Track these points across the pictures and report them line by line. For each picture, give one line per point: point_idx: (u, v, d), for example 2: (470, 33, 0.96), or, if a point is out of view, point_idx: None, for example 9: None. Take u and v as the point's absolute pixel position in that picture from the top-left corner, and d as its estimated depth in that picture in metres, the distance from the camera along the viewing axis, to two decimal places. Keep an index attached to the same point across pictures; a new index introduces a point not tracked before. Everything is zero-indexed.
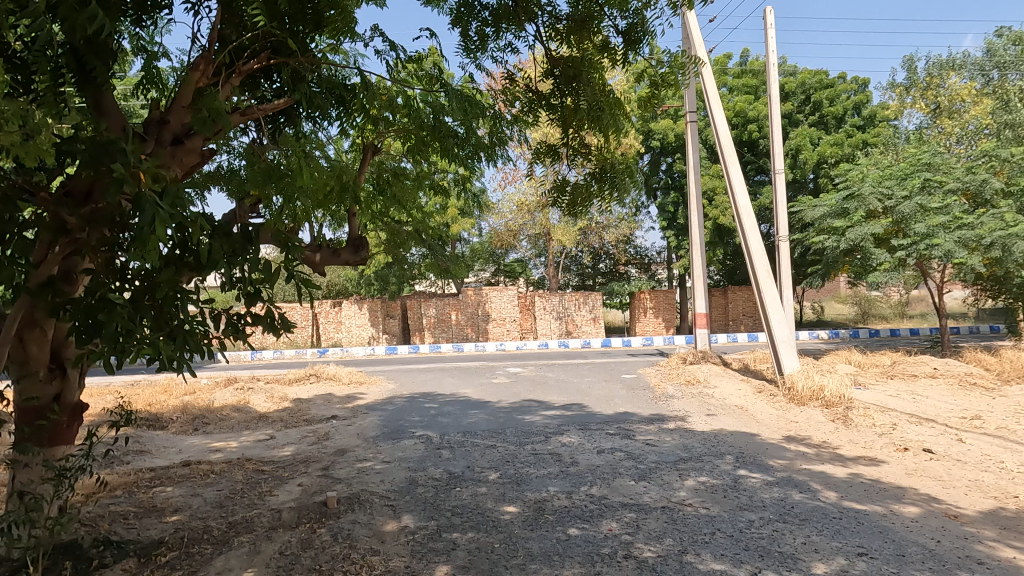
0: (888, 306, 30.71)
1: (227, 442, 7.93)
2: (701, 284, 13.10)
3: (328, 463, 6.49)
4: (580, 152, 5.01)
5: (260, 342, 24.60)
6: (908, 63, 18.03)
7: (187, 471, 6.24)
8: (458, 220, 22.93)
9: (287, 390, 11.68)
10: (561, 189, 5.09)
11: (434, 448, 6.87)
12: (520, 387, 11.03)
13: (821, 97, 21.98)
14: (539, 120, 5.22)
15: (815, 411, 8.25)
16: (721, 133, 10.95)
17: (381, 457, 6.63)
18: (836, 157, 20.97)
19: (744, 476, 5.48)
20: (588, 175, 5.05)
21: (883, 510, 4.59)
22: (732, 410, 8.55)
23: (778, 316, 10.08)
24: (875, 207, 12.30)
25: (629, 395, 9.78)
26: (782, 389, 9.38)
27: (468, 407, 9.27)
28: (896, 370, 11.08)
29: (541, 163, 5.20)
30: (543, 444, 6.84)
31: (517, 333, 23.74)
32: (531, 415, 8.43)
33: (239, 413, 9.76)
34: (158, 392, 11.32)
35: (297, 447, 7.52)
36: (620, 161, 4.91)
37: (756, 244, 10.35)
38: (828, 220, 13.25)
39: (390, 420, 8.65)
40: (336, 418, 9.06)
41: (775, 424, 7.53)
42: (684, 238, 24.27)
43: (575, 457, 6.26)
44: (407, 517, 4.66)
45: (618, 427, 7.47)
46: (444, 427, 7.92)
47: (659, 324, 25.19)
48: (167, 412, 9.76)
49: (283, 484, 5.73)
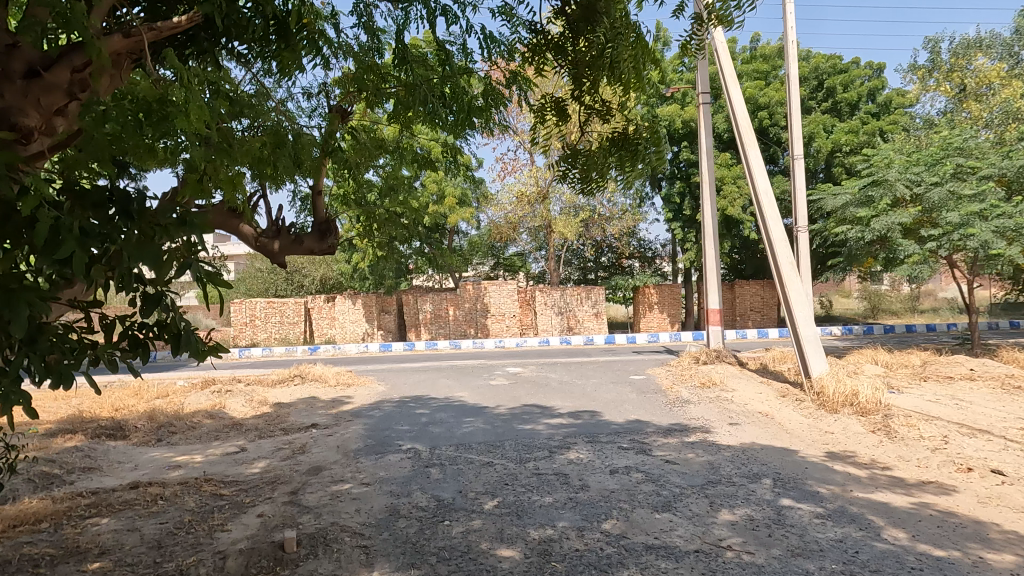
0: (897, 301, 29.93)
1: (191, 456, 7.03)
2: (714, 278, 12.19)
3: (299, 484, 5.59)
4: (593, 111, 4.08)
5: (251, 339, 23.75)
6: (932, 43, 17.05)
7: (133, 497, 5.34)
8: (456, 209, 22.13)
9: (267, 393, 10.77)
10: (571, 159, 4.22)
11: (422, 466, 5.99)
12: (520, 389, 10.13)
13: (835, 82, 21.10)
14: (547, 70, 4.30)
15: (851, 419, 7.37)
16: (738, 112, 9.98)
17: (360, 477, 5.74)
18: (851, 145, 19.99)
19: (790, 509, 4.59)
20: (602, 143, 4.20)
21: (970, 558, 3.72)
22: (757, 418, 7.70)
23: (803, 313, 9.14)
24: (903, 194, 11.35)
25: (641, 401, 8.89)
26: (810, 394, 8.48)
27: (463, 413, 8.39)
28: (928, 371, 10.19)
29: (542, 125, 4.34)
30: (547, 461, 5.97)
31: (517, 329, 22.73)
32: (533, 424, 7.54)
33: (211, 420, 8.86)
34: (128, 395, 10.47)
35: (268, 463, 6.63)
36: (645, 126, 4.07)
37: (779, 233, 9.42)
38: (851, 209, 12.36)
39: (376, 429, 7.77)
40: (317, 426, 8.17)
41: (810, 438, 6.63)
42: (690, 230, 23.34)
43: (584, 480, 5.36)
44: (381, 566, 3.78)
45: (634, 442, 6.58)
46: (435, 439, 7.03)
47: (664, 319, 24.30)
48: (133, 419, 8.90)
49: (241, 514, 4.83)
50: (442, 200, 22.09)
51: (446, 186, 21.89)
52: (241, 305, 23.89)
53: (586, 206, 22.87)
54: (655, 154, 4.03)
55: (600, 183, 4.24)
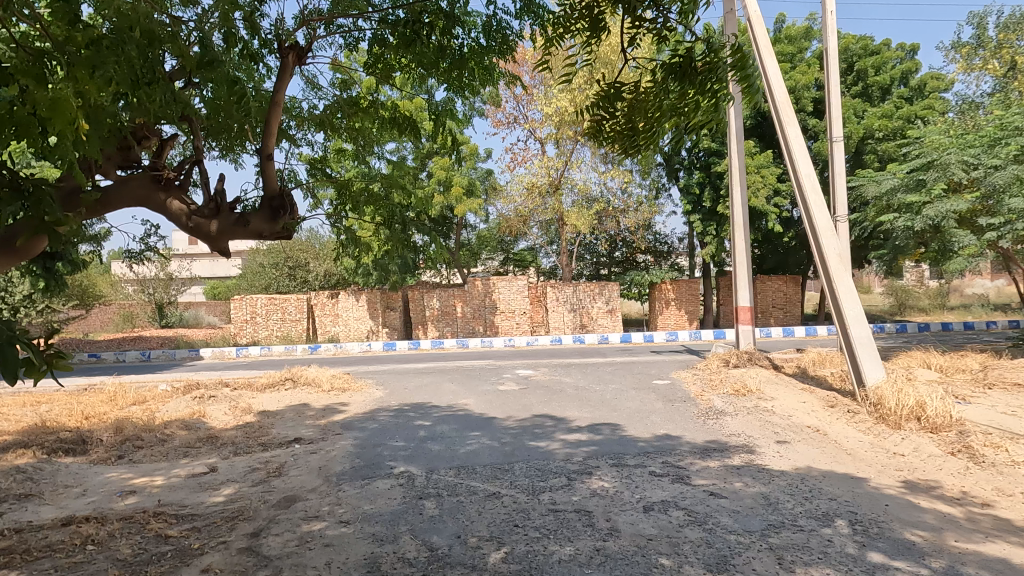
0: (926, 296, 28.66)
1: (150, 479, 6.06)
2: (745, 274, 11.16)
3: (264, 522, 4.60)
4: (646, 23, 3.33)
5: (251, 337, 22.90)
6: (977, 18, 15.79)
7: (59, 539, 4.36)
8: (463, 200, 20.93)
9: (253, 399, 9.82)
10: (612, 98, 3.72)
11: (415, 498, 4.97)
12: (532, 396, 9.10)
13: (866, 65, 19.87)
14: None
15: (922, 437, 6.26)
16: (774, 90, 8.72)
17: (339, 513, 4.72)
18: (885, 131, 18.77)
19: (886, 571, 3.50)
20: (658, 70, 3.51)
21: None
22: (808, 435, 6.62)
23: (853, 311, 8.00)
24: (959, 178, 10.20)
25: (669, 412, 7.83)
26: (865, 406, 7.37)
27: (467, 426, 7.36)
28: (990, 376, 9.05)
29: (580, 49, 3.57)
30: (567, 493, 4.94)
31: (528, 327, 21.75)
32: (547, 441, 6.51)
33: (185, 431, 7.91)
34: (101, 402, 9.58)
35: (236, 489, 5.65)
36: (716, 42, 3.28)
37: (824, 222, 8.32)
38: (899, 196, 11.25)
39: (366, 446, 6.76)
40: (300, 441, 7.17)
41: (878, 465, 5.54)
42: (710, 222, 22.18)
43: (612, 522, 4.31)
44: None
45: (668, 468, 5.50)
46: (433, 460, 6.00)
47: (682, 316, 23.22)
48: (100, 429, 8.00)
49: (181, 568, 3.83)
50: (449, 191, 21.03)
51: (452, 175, 20.91)
52: (241, 301, 23.03)
53: (599, 197, 21.86)
54: (712, 77, 3.31)
55: (651, 131, 3.71)
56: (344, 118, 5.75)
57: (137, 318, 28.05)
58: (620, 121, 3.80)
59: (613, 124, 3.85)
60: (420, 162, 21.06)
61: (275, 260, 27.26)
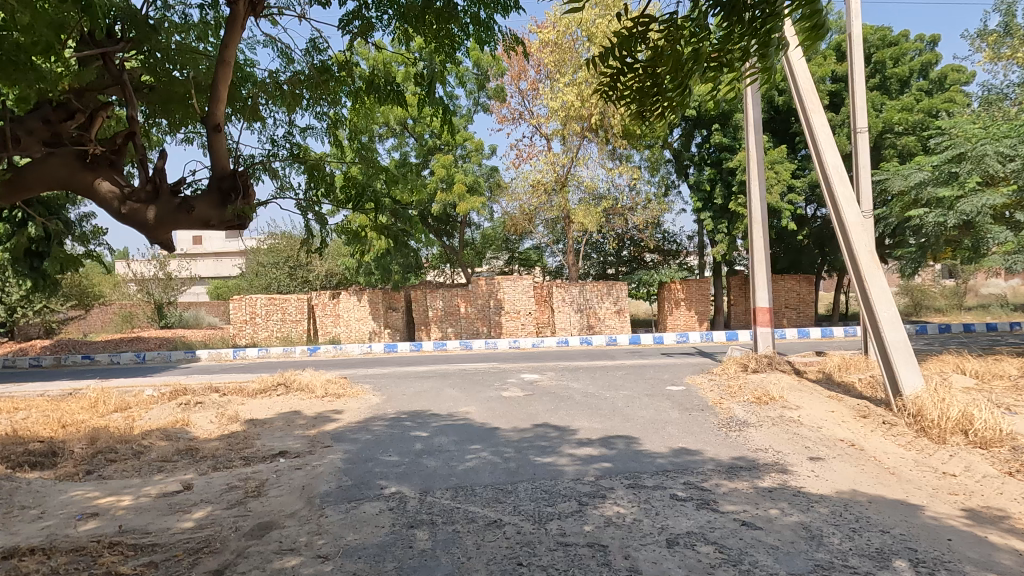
0: (944, 297, 27.90)
1: (115, 499, 5.49)
2: (762, 272, 10.58)
3: (233, 556, 4.03)
4: None
5: (250, 338, 22.37)
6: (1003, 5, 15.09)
7: None
8: (467, 198, 20.26)
9: (241, 406, 9.26)
10: (626, 44, 2.66)
11: (405, 527, 4.38)
12: (538, 404, 8.50)
13: (884, 56, 19.17)
14: None
15: (972, 454, 5.63)
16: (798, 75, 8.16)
17: (319, 544, 4.14)
18: (905, 124, 18.04)
19: None
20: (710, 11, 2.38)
21: None
22: (843, 451, 5.99)
23: (887, 313, 7.35)
24: (995, 171, 9.53)
25: (688, 422, 7.21)
26: (903, 418, 6.74)
27: (467, 438, 6.76)
28: None
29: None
30: (578, 520, 4.34)
31: (533, 328, 21.14)
32: (554, 456, 5.90)
33: (165, 442, 7.35)
34: (80, 409, 9.04)
35: (208, 511, 5.07)
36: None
37: (854, 217, 7.71)
38: (929, 189, 10.58)
39: (356, 461, 6.18)
40: (286, 455, 6.59)
41: (929, 489, 4.91)
42: (721, 220, 21.50)
43: (631, 559, 3.71)
44: None
45: (693, 491, 4.88)
46: (428, 480, 5.40)
47: (691, 317, 22.55)
48: (73, 438, 7.45)
49: None
50: (451, 188, 20.41)
51: (456, 173, 20.30)
52: (240, 301, 22.46)
53: (606, 194, 21.24)
54: (768, 7, 2.24)
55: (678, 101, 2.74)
56: (309, 89, 5.16)
57: (136, 319, 27.61)
58: (641, 78, 2.75)
59: (629, 81, 2.81)
60: (423, 159, 20.51)
61: (275, 260, 26.74)
